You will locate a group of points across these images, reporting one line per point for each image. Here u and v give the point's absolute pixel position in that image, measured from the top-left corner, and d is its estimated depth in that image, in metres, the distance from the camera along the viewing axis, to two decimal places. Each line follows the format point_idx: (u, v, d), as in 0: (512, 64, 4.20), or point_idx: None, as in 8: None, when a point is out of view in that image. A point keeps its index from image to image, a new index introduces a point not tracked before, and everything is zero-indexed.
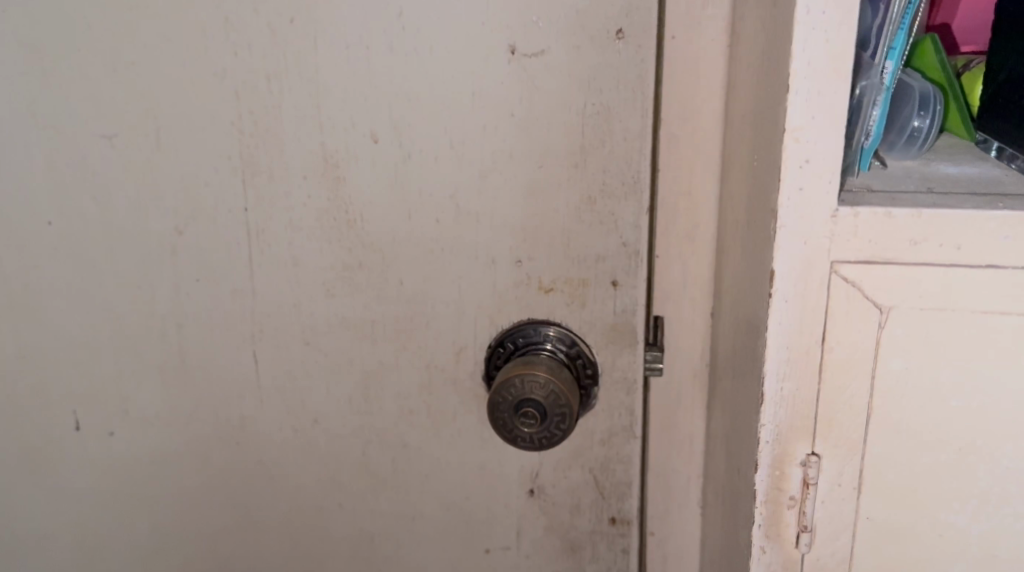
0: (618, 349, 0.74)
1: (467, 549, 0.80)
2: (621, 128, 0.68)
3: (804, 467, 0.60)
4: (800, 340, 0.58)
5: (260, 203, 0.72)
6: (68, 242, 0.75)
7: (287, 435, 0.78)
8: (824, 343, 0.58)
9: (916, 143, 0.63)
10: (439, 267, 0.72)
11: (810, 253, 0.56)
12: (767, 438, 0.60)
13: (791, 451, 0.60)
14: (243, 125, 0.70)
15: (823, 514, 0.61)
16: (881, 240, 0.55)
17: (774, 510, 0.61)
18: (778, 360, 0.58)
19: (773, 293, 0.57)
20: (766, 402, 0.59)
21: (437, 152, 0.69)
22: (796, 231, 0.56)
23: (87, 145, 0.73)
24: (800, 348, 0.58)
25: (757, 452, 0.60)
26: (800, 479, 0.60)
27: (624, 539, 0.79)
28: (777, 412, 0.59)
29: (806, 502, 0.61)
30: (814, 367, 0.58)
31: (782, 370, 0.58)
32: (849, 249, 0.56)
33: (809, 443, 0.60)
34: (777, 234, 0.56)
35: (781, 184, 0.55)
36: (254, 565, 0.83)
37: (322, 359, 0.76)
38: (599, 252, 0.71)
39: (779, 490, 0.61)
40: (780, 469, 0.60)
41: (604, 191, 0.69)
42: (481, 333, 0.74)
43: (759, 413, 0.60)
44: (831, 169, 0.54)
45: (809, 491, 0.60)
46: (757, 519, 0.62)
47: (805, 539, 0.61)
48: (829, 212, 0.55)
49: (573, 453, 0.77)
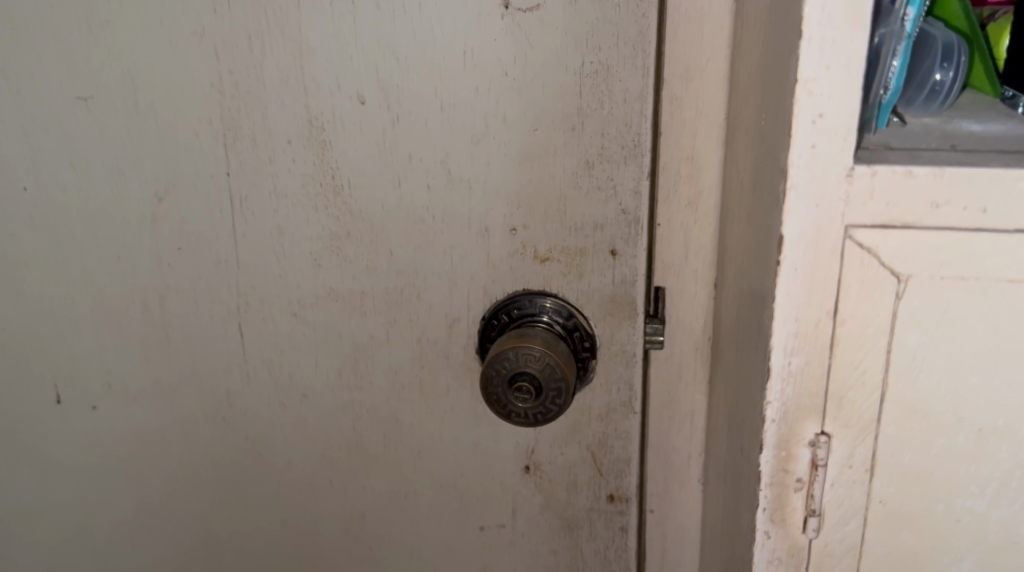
0: (617, 321, 0.70)
1: (461, 527, 0.78)
2: (620, 89, 0.64)
3: (813, 448, 0.57)
4: (810, 311, 0.55)
5: (244, 168, 0.69)
6: (45, 209, 0.72)
7: (275, 410, 0.76)
8: (835, 316, 0.55)
9: (936, 99, 0.60)
10: (429, 236, 0.69)
11: (822, 217, 0.53)
12: (773, 417, 0.57)
13: (799, 431, 0.57)
14: (225, 86, 0.67)
15: (832, 497, 0.58)
16: (899, 203, 0.52)
17: (780, 493, 0.59)
18: (786, 334, 0.55)
19: (781, 260, 0.54)
20: (772, 378, 0.56)
21: (426, 115, 0.66)
22: (807, 193, 0.52)
23: (61, 109, 0.69)
24: (810, 320, 0.55)
25: (762, 432, 0.58)
26: (807, 460, 0.58)
27: (623, 517, 0.76)
28: (784, 389, 0.56)
29: (814, 485, 0.58)
30: (825, 339, 0.55)
31: (791, 344, 0.55)
32: (864, 213, 0.53)
33: (818, 422, 0.57)
34: (787, 196, 0.53)
35: (791, 140, 0.52)
36: (244, 543, 0.81)
37: (310, 332, 0.73)
38: (597, 221, 0.67)
39: (785, 473, 0.58)
40: (786, 450, 0.58)
41: (603, 155, 0.65)
42: (474, 305, 0.71)
43: (765, 390, 0.57)
44: (845, 126, 0.51)
45: (817, 473, 0.58)
46: (762, 504, 0.59)
47: (812, 524, 0.59)
48: (843, 173, 0.52)
49: (570, 430, 0.74)
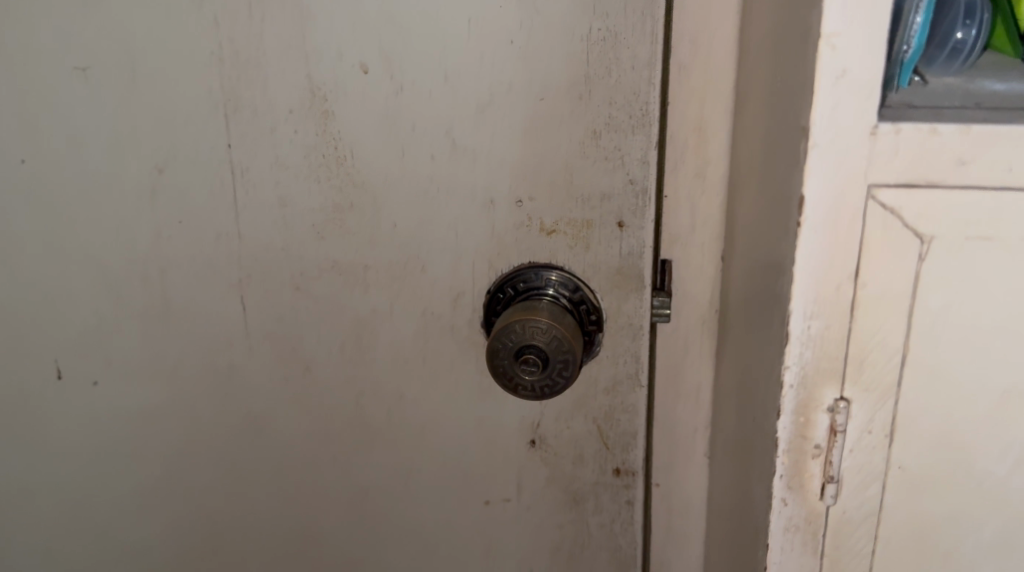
0: (624, 294, 0.69)
1: (465, 501, 0.78)
2: (628, 57, 0.62)
3: (831, 414, 0.57)
4: (831, 274, 0.54)
5: (245, 139, 0.68)
6: (43, 183, 0.71)
7: (278, 384, 0.75)
8: (857, 279, 0.54)
9: (958, 59, 0.56)
10: (433, 208, 0.68)
11: (844, 176, 0.52)
12: (792, 381, 0.56)
13: (818, 396, 0.57)
14: (225, 55, 0.66)
15: (851, 464, 0.58)
16: (925, 160, 0.52)
17: (797, 460, 0.58)
18: (806, 296, 0.55)
19: (802, 221, 0.53)
20: (791, 341, 0.56)
21: (430, 85, 0.65)
22: (829, 152, 0.52)
23: (59, 80, 0.68)
24: (831, 283, 0.54)
25: (781, 398, 0.57)
26: (826, 426, 0.57)
27: (629, 490, 0.75)
28: (804, 353, 0.56)
29: (832, 451, 0.57)
30: (846, 302, 0.55)
31: (811, 307, 0.55)
32: (887, 171, 0.52)
33: (837, 387, 0.56)
34: (808, 155, 0.52)
35: (814, 98, 0.51)
36: (246, 520, 0.81)
37: (312, 306, 0.72)
38: (604, 192, 0.66)
39: (803, 439, 0.58)
40: (804, 415, 0.57)
41: (611, 124, 0.64)
42: (479, 278, 0.70)
43: (784, 355, 0.56)
44: (870, 82, 0.51)
45: (835, 439, 0.57)
46: (780, 470, 0.58)
47: (830, 491, 0.58)
48: (866, 132, 0.52)
49: (576, 403, 0.73)
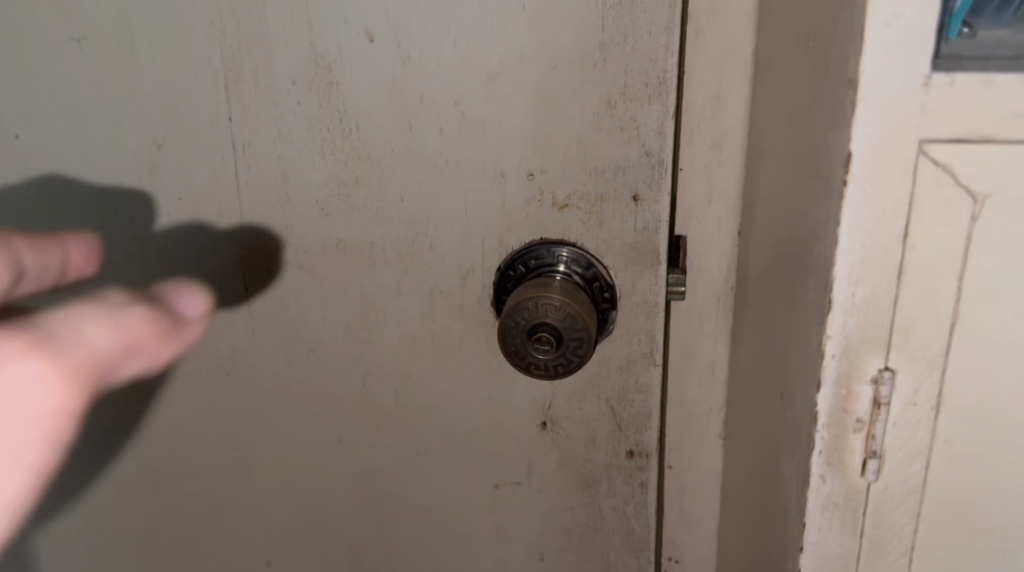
0: (638, 270, 0.67)
1: (475, 484, 0.76)
2: (645, 22, 0.60)
3: (875, 385, 0.55)
4: (879, 237, 0.52)
5: (246, 112, 0.66)
6: (37, 158, 0.69)
7: (281, 366, 0.73)
8: (905, 242, 0.52)
9: (1009, 9, 0.50)
10: (442, 182, 0.66)
11: (894, 133, 0.50)
12: (834, 352, 0.54)
13: (861, 366, 0.55)
14: (226, 24, 0.63)
15: (894, 438, 0.56)
16: (975, 116, 0.50)
17: (838, 434, 0.56)
18: (851, 261, 0.52)
19: (849, 180, 0.51)
20: (834, 309, 0.53)
21: (439, 53, 0.62)
22: (879, 107, 0.50)
23: (52, 50, 0.66)
24: (878, 247, 0.52)
25: (822, 369, 0.55)
26: (869, 398, 0.55)
27: (642, 473, 0.74)
28: (847, 321, 0.54)
29: (875, 425, 0.55)
30: (893, 267, 0.52)
31: (856, 272, 0.53)
32: (939, 127, 0.50)
33: (881, 357, 0.54)
34: (856, 110, 0.50)
35: (863, 50, 0.49)
36: (249, 505, 0.79)
37: (316, 284, 0.70)
38: (619, 164, 0.64)
39: (845, 412, 0.56)
40: (846, 387, 0.55)
41: (626, 93, 0.62)
42: (489, 255, 0.68)
43: (826, 323, 0.54)
44: (922, 30, 0.48)
45: (878, 411, 0.55)
46: (819, 446, 0.56)
47: (872, 466, 0.56)
48: (918, 84, 0.49)
49: (589, 383, 0.71)
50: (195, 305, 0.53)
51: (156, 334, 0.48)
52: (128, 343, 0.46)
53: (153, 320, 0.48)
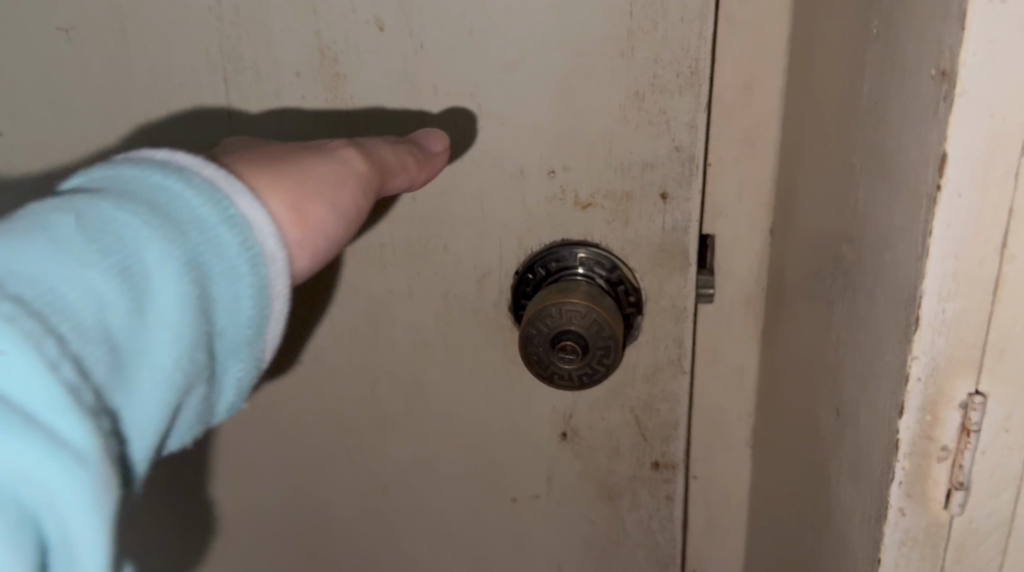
0: (667, 273, 0.63)
1: (491, 497, 0.72)
2: (677, 8, 0.56)
3: (965, 407, 0.41)
4: (984, 218, 0.38)
5: (246, 106, 0.61)
6: (25, 156, 0.65)
7: (286, 375, 0.69)
8: (1014, 222, 0.38)
9: None
10: (457, 179, 0.62)
11: (1015, 80, 0.36)
12: (918, 367, 0.41)
13: (948, 385, 0.41)
14: (224, 12, 0.59)
15: (983, 467, 0.42)
16: None
17: (919, 464, 0.42)
18: (948, 248, 0.38)
19: (946, 144, 0.37)
20: (922, 309, 0.40)
21: (453, 42, 0.58)
22: (995, 44, 0.36)
23: (39, 42, 0.61)
24: (982, 231, 0.38)
25: (903, 388, 0.41)
26: (958, 423, 0.41)
27: (669, 485, 0.70)
28: (938, 327, 0.40)
29: (964, 453, 0.42)
30: (997, 256, 0.39)
31: (952, 263, 0.39)
32: None
33: (974, 371, 0.41)
34: (964, 47, 0.36)
35: None
36: (254, 516, 0.75)
37: (323, 288, 0.66)
38: (646, 160, 0.60)
39: (927, 439, 0.42)
40: (932, 410, 0.41)
41: (656, 85, 0.58)
42: (507, 256, 0.64)
43: (909, 330, 0.40)
44: None
45: (968, 438, 0.42)
46: (895, 476, 0.43)
47: (957, 500, 0.42)
48: None
49: (612, 391, 0.67)
50: (436, 139, 0.55)
51: (412, 161, 0.53)
52: (386, 169, 0.51)
53: (409, 153, 0.53)
